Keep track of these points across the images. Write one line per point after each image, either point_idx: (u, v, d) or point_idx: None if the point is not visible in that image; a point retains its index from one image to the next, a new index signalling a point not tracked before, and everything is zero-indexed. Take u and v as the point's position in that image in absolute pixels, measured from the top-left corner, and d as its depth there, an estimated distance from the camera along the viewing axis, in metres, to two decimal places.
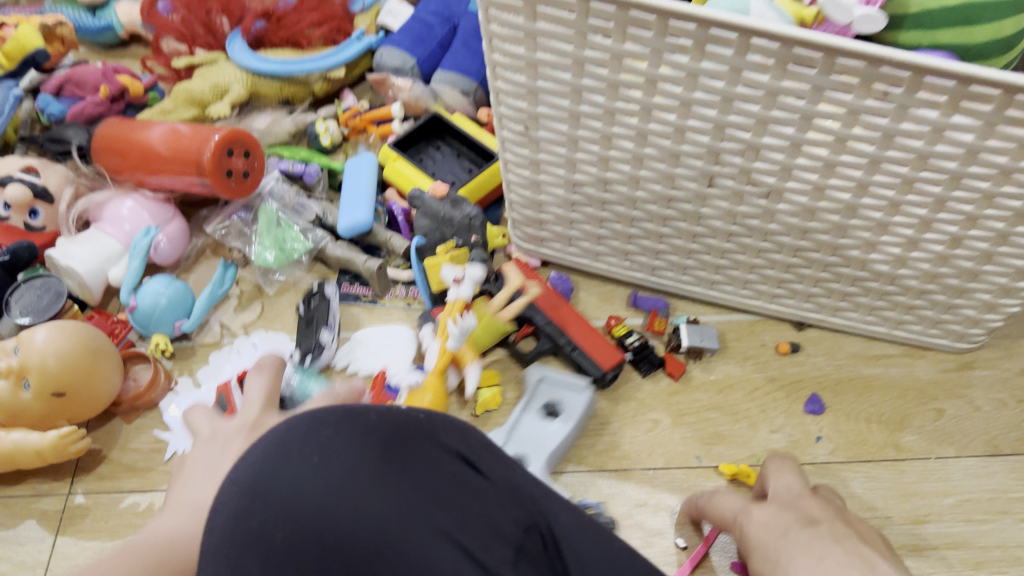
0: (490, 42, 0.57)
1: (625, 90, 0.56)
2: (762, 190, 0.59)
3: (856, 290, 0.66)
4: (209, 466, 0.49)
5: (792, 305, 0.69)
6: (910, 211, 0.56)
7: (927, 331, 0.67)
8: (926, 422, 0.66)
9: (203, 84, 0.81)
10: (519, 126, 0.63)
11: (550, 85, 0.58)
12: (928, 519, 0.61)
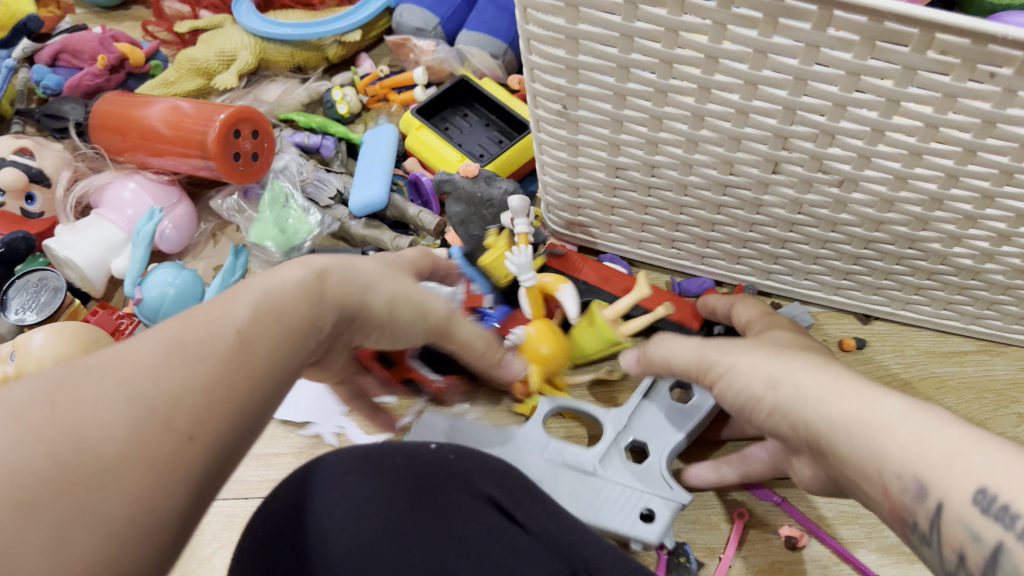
0: (524, 11, 0.50)
1: (681, 67, 0.49)
2: (834, 178, 0.52)
3: (933, 284, 0.59)
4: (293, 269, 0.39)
5: (858, 297, 0.63)
6: (1006, 204, 0.49)
7: (1010, 328, 0.61)
8: (1006, 428, 0.60)
9: (209, 51, 0.74)
10: (556, 105, 0.56)
11: (592, 61, 0.51)
12: None
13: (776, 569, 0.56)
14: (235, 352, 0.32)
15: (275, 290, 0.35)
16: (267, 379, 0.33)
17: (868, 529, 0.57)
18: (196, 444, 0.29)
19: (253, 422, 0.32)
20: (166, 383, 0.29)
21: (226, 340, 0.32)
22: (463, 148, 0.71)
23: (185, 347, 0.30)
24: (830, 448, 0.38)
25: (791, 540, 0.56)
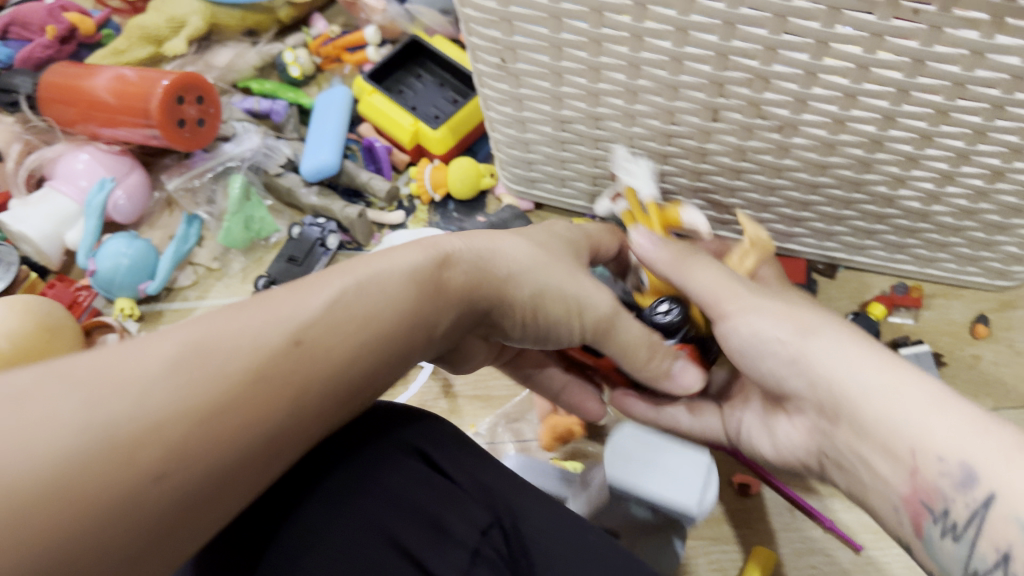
0: None
1: (611, 15, 0.47)
2: (774, 124, 0.51)
3: (884, 229, 0.58)
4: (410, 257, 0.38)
5: (811, 244, 0.62)
6: (945, 143, 0.48)
7: (965, 270, 0.60)
8: (962, 370, 0.60)
9: (158, 17, 0.73)
10: (494, 58, 0.55)
11: (525, 11, 0.50)
12: None
13: (730, 518, 0.56)
14: (320, 347, 0.32)
15: (394, 281, 0.36)
16: (351, 378, 0.33)
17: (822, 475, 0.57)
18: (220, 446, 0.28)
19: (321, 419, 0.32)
20: (215, 373, 0.29)
21: (292, 338, 0.31)
22: (418, 110, 0.70)
23: (243, 341, 0.30)
24: (856, 417, 0.38)
25: (743, 488, 0.56)
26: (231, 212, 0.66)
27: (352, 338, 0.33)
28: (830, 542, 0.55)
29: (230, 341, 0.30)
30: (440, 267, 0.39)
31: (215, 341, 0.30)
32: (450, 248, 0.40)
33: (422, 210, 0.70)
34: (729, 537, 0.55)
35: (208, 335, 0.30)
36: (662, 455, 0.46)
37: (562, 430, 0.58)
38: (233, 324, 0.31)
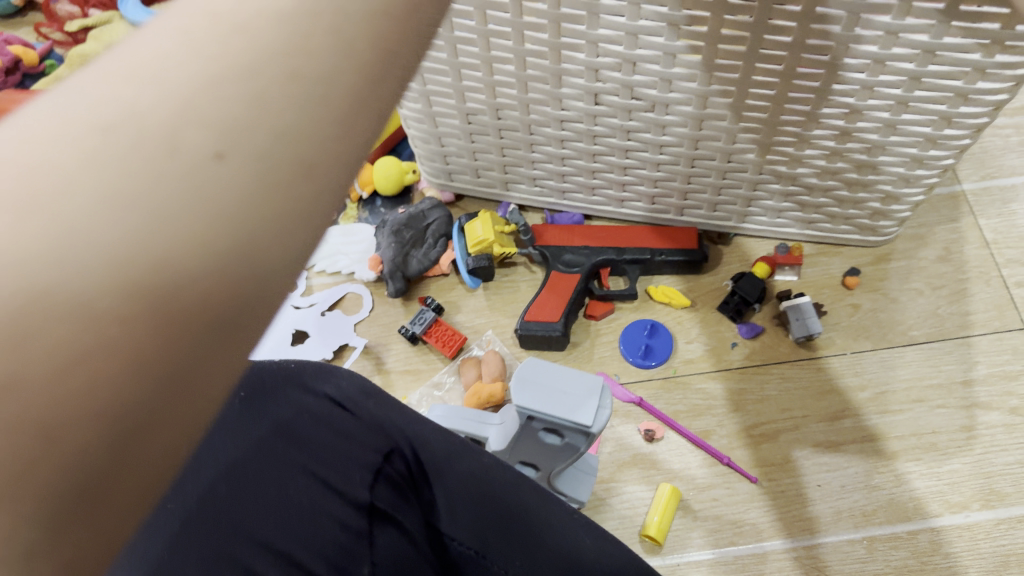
0: None
1: (494, 12, 0.52)
2: (646, 104, 0.57)
3: (761, 195, 0.65)
4: None
5: (703, 216, 0.69)
6: (794, 108, 0.54)
7: (838, 228, 0.67)
8: (842, 318, 0.67)
9: (97, 46, 0.78)
10: None
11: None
12: (844, 415, 0.62)
13: (637, 461, 0.62)
14: (186, 136, 0.20)
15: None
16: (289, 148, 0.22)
17: (718, 418, 0.63)
18: (230, 164, 0.21)
19: (279, 184, 0.21)
20: (104, 181, 0.19)
21: (218, 149, 0.21)
22: None
23: (91, 113, 0.20)
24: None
25: (650, 433, 0.62)
26: None
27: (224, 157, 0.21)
28: (728, 476, 0.61)
29: (97, 92, 0.20)
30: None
31: (67, 115, 0.20)
32: None
33: (351, 209, 0.76)
34: (638, 478, 0.61)
35: (62, 100, 0.20)
36: (565, 385, 0.50)
37: (487, 397, 0.63)
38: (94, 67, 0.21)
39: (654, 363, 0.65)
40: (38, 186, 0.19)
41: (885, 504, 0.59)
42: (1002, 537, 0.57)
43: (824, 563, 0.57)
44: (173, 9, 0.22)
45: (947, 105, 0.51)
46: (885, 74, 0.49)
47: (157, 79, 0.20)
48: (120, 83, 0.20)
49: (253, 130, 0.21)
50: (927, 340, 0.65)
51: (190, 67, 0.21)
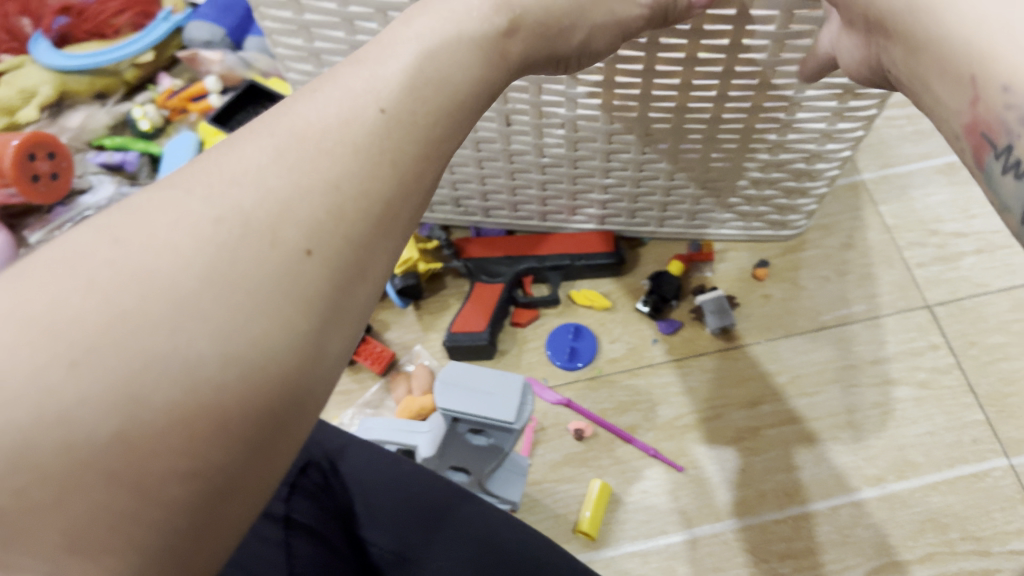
0: (259, 11, 0.54)
1: None
2: (556, 122, 0.59)
3: (675, 200, 0.67)
4: (368, 86, 0.31)
5: (624, 224, 0.71)
6: (695, 117, 0.56)
7: (752, 225, 0.70)
8: (756, 308, 0.69)
9: (8, 90, 0.76)
10: (305, 65, 0.59)
11: (328, 44, 0.56)
12: (764, 401, 0.65)
13: (568, 460, 0.63)
14: (278, 238, 0.27)
15: (366, 79, 0.31)
16: (354, 255, 0.28)
17: (644, 412, 0.65)
18: (316, 259, 0.27)
19: (349, 280, 0.28)
20: (211, 267, 0.25)
21: (308, 248, 0.27)
22: None
23: (202, 212, 0.26)
24: (911, 31, 0.34)
25: (579, 432, 0.64)
26: None
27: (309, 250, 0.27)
28: (656, 466, 0.63)
29: (203, 195, 0.27)
30: (379, 117, 0.30)
31: (186, 217, 0.26)
32: (411, 89, 0.32)
33: None
34: (571, 476, 0.63)
35: (180, 203, 0.27)
36: (488, 386, 0.51)
37: (419, 409, 0.65)
38: (199, 174, 0.28)
39: (581, 362, 0.67)
40: (164, 269, 0.25)
41: (807, 483, 0.61)
42: (916, 505, 0.60)
43: (753, 544, 0.59)
44: (271, 138, 0.29)
45: (837, 102, 0.54)
46: (776, 79, 0.52)
47: (258, 190, 0.27)
48: (225, 189, 0.27)
49: (335, 232, 0.28)
50: (837, 323, 0.68)
51: (284, 185, 0.27)
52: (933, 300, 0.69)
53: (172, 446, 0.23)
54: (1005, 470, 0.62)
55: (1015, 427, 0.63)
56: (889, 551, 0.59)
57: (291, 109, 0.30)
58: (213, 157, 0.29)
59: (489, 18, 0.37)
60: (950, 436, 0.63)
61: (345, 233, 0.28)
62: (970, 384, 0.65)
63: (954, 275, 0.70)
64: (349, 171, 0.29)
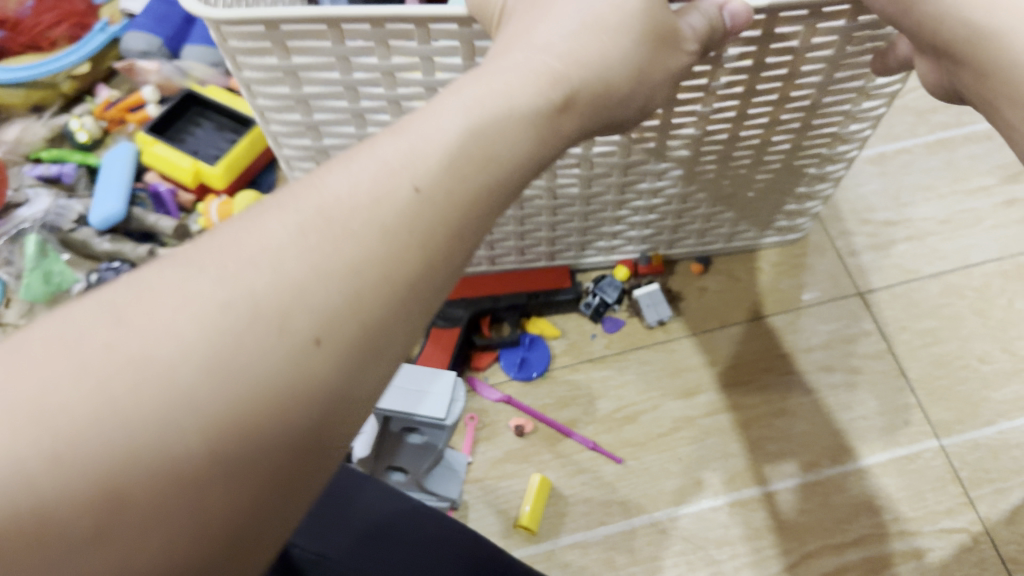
0: (247, 88, 0.49)
1: (403, 76, 0.48)
2: (572, 161, 0.54)
3: (687, 220, 0.65)
4: (411, 152, 0.29)
5: (633, 249, 0.68)
6: (714, 139, 0.53)
7: (761, 234, 0.70)
8: (692, 300, 0.70)
9: None
10: (302, 138, 0.55)
11: (337, 142, 0.55)
12: (699, 391, 0.66)
13: (509, 457, 0.64)
14: (285, 322, 0.24)
15: (403, 149, 0.29)
16: (370, 340, 0.26)
17: (584, 407, 0.66)
18: (326, 349, 0.25)
19: (364, 365, 0.26)
20: (207, 351, 0.23)
21: (317, 337, 0.25)
22: (199, 153, 0.74)
23: (210, 293, 0.24)
24: (977, 57, 0.37)
25: (520, 428, 0.64)
26: (29, 269, 0.69)
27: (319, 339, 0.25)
28: (596, 459, 0.63)
29: (212, 274, 0.25)
30: (413, 197, 0.28)
31: (187, 293, 0.24)
32: (459, 154, 0.29)
33: None
34: (513, 472, 0.63)
35: (186, 277, 0.25)
36: (424, 385, 0.52)
37: None
38: (211, 248, 0.26)
39: (535, 372, 0.66)
40: (156, 351, 0.23)
41: (742, 470, 0.62)
42: (850, 489, 0.61)
43: (690, 533, 0.60)
44: (298, 206, 0.27)
45: (851, 105, 0.52)
46: (796, 91, 0.49)
47: (272, 271, 0.25)
48: (238, 268, 0.25)
49: (349, 320, 0.25)
50: (772, 313, 0.69)
51: (299, 264, 0.25)
52: (865, 288, 0.70)
53: (144, 537, 0.22)
54: (936, 451, 0.63)
55: (947, 409, 0.64)
56: (824, 535, 0.60)
57: (318, 180, 0.28)
58: (228, 232, 0.26)
59: (545, 88, 0.33)
60: (883, 420, 0.64)
61: (362, 318, 0.26)
62: (901, 368, 0.66)
63: (884, 263, 0.71)
64: (372, 250, 0.26)
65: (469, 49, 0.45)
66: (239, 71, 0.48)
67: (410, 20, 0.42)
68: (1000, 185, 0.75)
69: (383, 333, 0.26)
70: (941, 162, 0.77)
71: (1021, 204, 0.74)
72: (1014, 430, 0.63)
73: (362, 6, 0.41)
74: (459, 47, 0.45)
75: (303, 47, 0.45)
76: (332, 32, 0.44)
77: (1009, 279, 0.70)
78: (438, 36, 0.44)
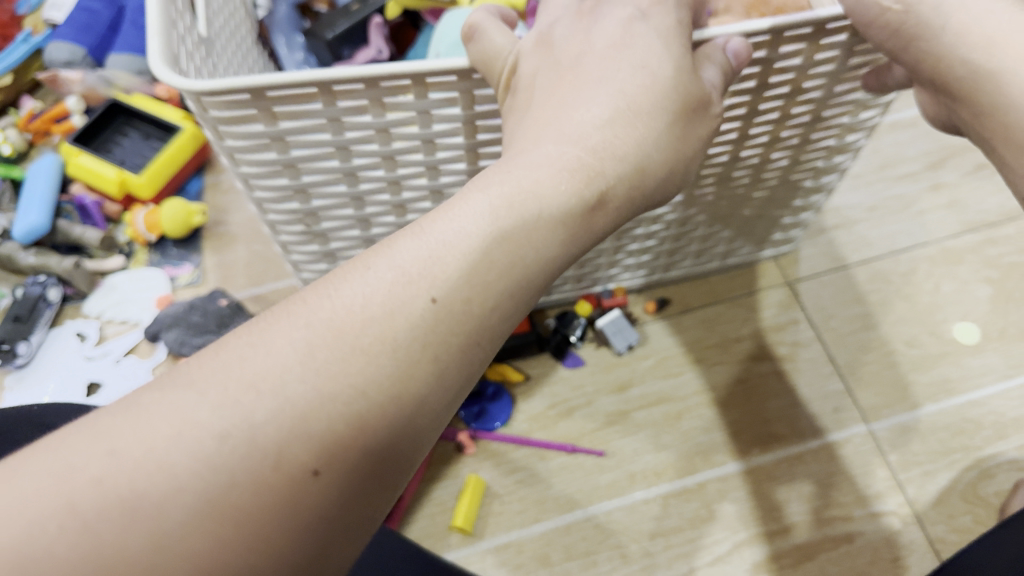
0: (230, 157, 0.48)
1: (400, 130, 0.47)
2: None
3: (684, 244, 0.65)
4: (423, 261, 0.30)
5: (630, 277, 0.68)
6: (714, 162, 0.53)
7: (754, 250, 0.69)
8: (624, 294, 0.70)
9: None
10: (291, 203, 0.52)
11: (327, 202, 0.53)
12: (631, 385, 0.66)
13: (442, 458, 0.63)
14: (287, 452, 0.26)
15: (422, 256, 0.30)
16: (369, 463, 0.28)
17: (517, 405, 0.65)
18: (323, 480, 0.27)
19: (361, 492, 0.28)
20: (209, 481, 0.25)
21: (317, 469, 0.27)
22: (126, 163, 0.73)
23: (207, 423, 0.26)
24: (969, 97, 0.38)
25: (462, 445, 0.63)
26: None
27: (318, 470, 0.27)
28: (530, 457, 0.63)
29: (212, 402, 0.26)
30: (430, 308, 0.29)
31: (193, 419, 0.26)
32: (474, 264, 0.30)
33: (141, 253, 0.73)
34: (448, 473, 0.62)
35: (192, 401, 0.26)
36: None
37: None
38: (217, 365, 0.27)
39: (497, 423, 0.64)
40: (160, 481, 0.25)
41: (674, 462, 0.63)
42: (781, 477, 0.62)
43: (623, 526, 0.60)
44: (308, 319, 0.28)
45: (849, 118, 0.53)
46: (795, 108, 0.50)
47: (274, 399, 0.27)
48: (243, 394, 0.27)
49: (348, 450, 0.27)
50: (701, 305, 0.70)
51: (305, 391, 0.27)
52: (794, 277, 0.71)
53: None
54: (865, 435, 0.63)
55: (875, 394, 0.65)
56: (755, 523, 0.60)
57: (331, 288, 0.29)
58: (240, 343, 0.28)
59: (581, 182, 0.34)
60: (812, 407, 0.65)
61: (360, 444, 0.27)
62: (830, 355, 0.67)
63: (811, 251, 0.72)
64: (376, 375, 0.28)
65: (468, 98, 0.45)
66: (220, 141, 0.46)
67: (408, 75, 0.42)
68: (926, 172, 0.76)
69: (380, 455, 0.28)
70: (869, 150, 0.78)
71: (946, 189, 0.75)
72: (940, 412, 0.64)
73: (358, 68, 0.41)
74: (457, 97, 0.45)
75: (294, 111, 0.44)
76: (324, 95, 0.43)
77: (936, 264, 0.71)
78: (437, 89, 0.44)
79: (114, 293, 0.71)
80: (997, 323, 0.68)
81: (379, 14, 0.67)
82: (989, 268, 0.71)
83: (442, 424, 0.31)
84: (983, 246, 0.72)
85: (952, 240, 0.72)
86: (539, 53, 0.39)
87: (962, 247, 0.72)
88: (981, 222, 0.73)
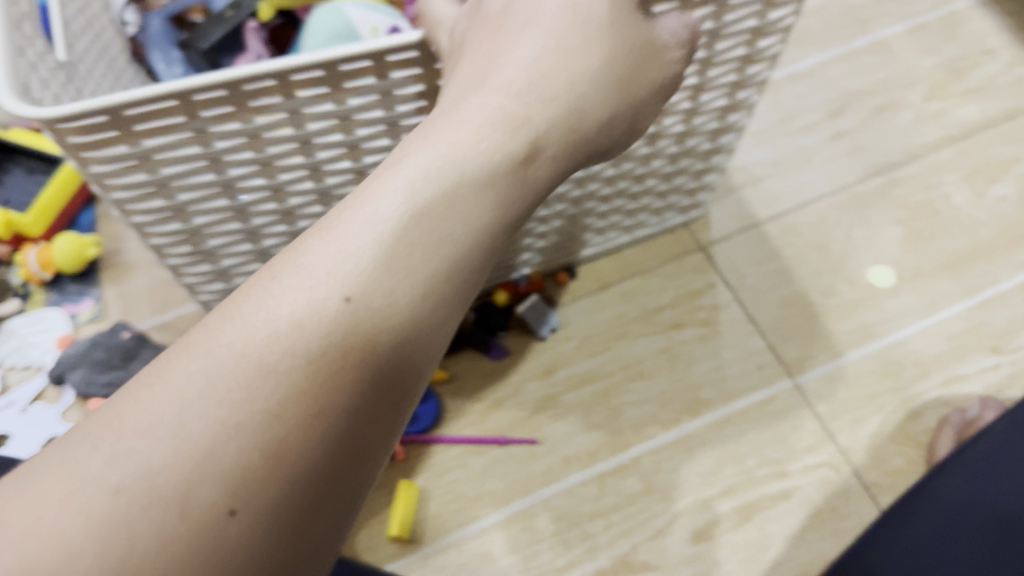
0: (98, 184, 0.45)
1: (272, 134, 0.45)
2: None
3: (592, 220, 0.64)
4: (335, 256, 0.28)
5: (544, 260, 0.67)
6: None
7: (664, 218, 0.69)
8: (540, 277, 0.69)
9: None
10: (172, 224, 0.50)
11: (209, 218, 0.51)
12: (556, 367, 0.65)
13: None
14: (195, 495, 0.24)
15: (334, 253, 0.28)
16: (295, 493, 0.26)
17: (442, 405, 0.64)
18: (241, 520, 0.25)
19: (294, 529, 0.26)
20: (104, 543, 0.23)
21: (232, 508, 0.25)
22: (9, 203, 0.69)
23: (100, 478, 0.24)
24: None
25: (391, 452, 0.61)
26: None
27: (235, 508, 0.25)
28: (462, 455, 0.62)
29: (105, 453, 0.24)
30: (344, 308, 0.27)
31: (85, 476, 0.24)
32: (390, 253, 0.28)
33: (37, 293, 0.70)
34: (380, 482, 0.61)
35: (82, 457, 0.24)
36: None
37: None
38: (112, 416, 0.25)
39: (425, 425, 0.62)
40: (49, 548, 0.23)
41: (606, 441, 0.62)
42: (714, 441, 0.62)
43: (563, 512, 0.59)
44: (205, 350, 0.26)
45: (737, 75, 0.53)
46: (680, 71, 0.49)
47: (171, 440, 0.25)
48: (137, 440, 0.25)
49: (267, 484, 0.25)
50: (619, 278, 0.69)
51: (207, 425, 0.25)
52: (708, 240, 0.71)
53: None
54: (792, 390, 0.64)
55: (797, 347, 0.65)
56: (693, 491, 0.60)
57: (233, 308, 0.27)
58: (139, 386, 0.26)
59: (502, 146, 0.32)
60: (737, 368, 0.65)
61: (280, 470, 0.25)
62: (750, 314, 0.67)
63: (721, 211, 0.72)
64: (286, 393, 0.26)
65: (340, 93, 0.44)
66: (84, 168, 0.44)
67: (271, 74, 0.40)
68: (827, 121, 0.76)
69: (309, 478, 0.26)
70: (769, 105, 0.77)
71: (848, 136, 0.75)
72: (862, 358, 0.64)
73: (214, 73, 0.39)
74: (328, 92, 0.43)
75: (153, 127, 0.42)
76: (184, 105, 0.41)
77: (845, 211, 0.71)
78: (305, 86, 0.42)
79: (13, 338, 0.68)
80: (910, 264, 0.69)
81: (254, 18, 0.65)
82: (896, 209, 0.71)
83: (389, 437, 0.29)
84: (889, 187, 0.72)
85: (858, 186, 0.73)
86: (472, 11, 0.37)
87: (868, 191, 0.72)
88: (884, 164, 0.73)
